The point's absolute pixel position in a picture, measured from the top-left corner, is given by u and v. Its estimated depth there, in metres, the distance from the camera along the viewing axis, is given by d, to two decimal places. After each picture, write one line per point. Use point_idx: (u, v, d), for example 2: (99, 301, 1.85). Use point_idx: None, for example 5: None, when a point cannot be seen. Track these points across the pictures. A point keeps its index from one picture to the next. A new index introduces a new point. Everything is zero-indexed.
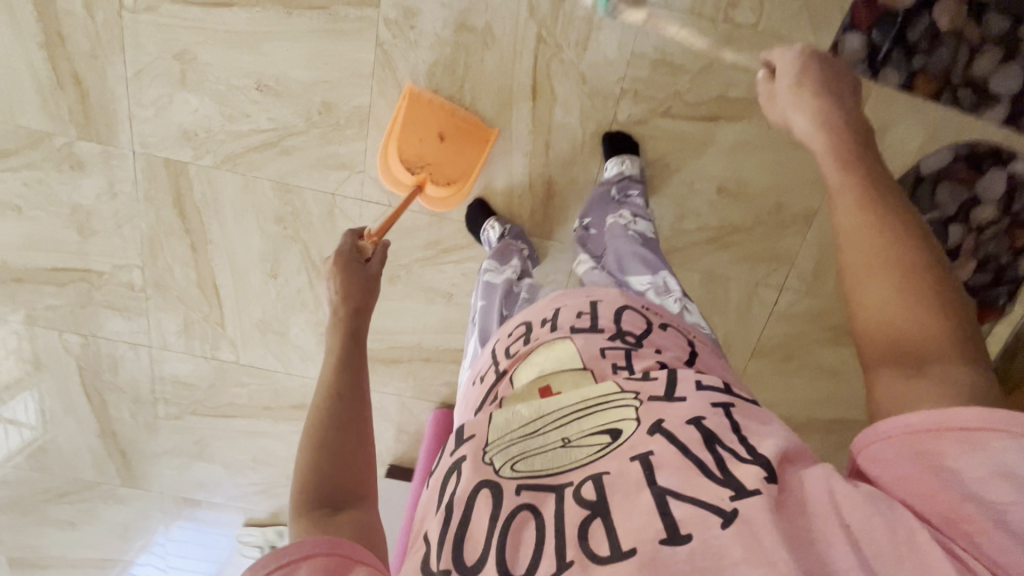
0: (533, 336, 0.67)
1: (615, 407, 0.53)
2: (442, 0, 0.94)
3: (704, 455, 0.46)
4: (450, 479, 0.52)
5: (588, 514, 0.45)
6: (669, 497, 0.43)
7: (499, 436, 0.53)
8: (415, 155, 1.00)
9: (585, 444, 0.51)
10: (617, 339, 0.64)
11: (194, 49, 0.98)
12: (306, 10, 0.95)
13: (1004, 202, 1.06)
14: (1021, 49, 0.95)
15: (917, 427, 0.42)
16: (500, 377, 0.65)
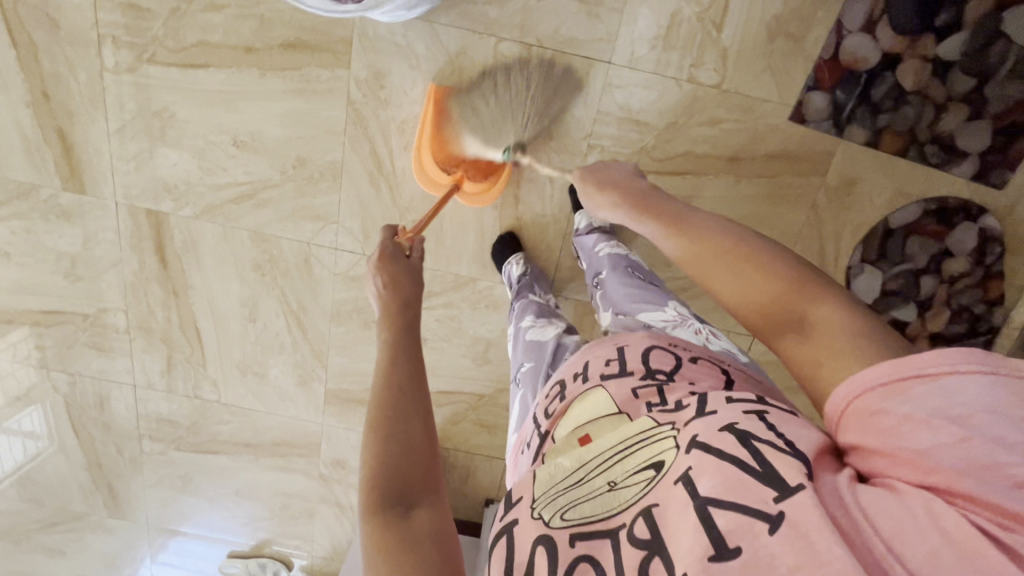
0: (567, 391, 0.59)
1: (657, 442, 0.46)
2: (411, 62, 0.96)
3: (740, 453, 0.40)
4: (502, 539, 0.47)
5: (645, 556, 0.39)
6: (711, 507, 0.38)
7: (543, 492, 0.48)
8: (448, 154, 0.98)
9: (632, 483, 0.45)
10: (649, 377, 0.56)
11: (172, 109, 1.01)
12: (278, 72, 0.98)
13: (975, 254, 1.06)
14: (986, 108, 0.96)
15: (845, 401, 0.43)
16: (543, 439, 0.57)
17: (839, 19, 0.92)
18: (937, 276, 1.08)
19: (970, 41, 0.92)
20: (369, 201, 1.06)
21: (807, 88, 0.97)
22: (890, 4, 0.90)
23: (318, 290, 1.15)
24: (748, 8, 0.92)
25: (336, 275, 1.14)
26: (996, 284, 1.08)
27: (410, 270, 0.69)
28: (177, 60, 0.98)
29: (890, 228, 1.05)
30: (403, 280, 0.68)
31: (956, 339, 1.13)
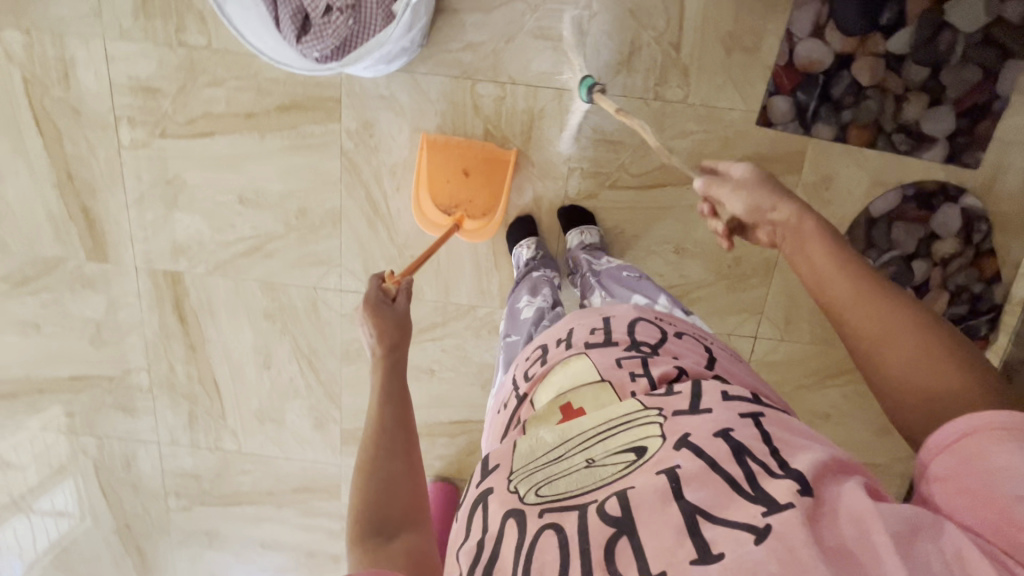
0: (549, 356, 0.65)
1: (641, 427, 0.51)
2: (395, 110, 1.04)
3: (735, 470, 0.44)
4: (476, 510, 0.51)
5: (614, 534, 0.43)
6: (700, 517, 0.42)
7: (522, 464, 0.52)
8: (446, 197, 1.06)
9: (610, 463, 0.49)
10: (632, 349, 0.62)
11: (184, 175, 1.10)
12: (277, 132, 1.06)
13: (963, 234, 1.07)
14: (945, 93, 1.00)
15: (951, 443, 0.44)
16: (521, 401, 0.63)
17: (789, 28, 0.98)
18: (928, 259, 1.09)
19: (918, 34, 0.97)
20: (368, 243, 1.13)
21: (769, 93, 1.02)
22: (834, 9, 0.96)
23: (327, 333, 1.20)
24: (701, 28, 0.99)
25: (343, 316, 1.18)
26: (989, 262, 1.09)
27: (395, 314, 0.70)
28: (186, 132, 1.08)
29: (873, 217, 1.08)
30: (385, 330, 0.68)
31: (959, 322, 1.13)
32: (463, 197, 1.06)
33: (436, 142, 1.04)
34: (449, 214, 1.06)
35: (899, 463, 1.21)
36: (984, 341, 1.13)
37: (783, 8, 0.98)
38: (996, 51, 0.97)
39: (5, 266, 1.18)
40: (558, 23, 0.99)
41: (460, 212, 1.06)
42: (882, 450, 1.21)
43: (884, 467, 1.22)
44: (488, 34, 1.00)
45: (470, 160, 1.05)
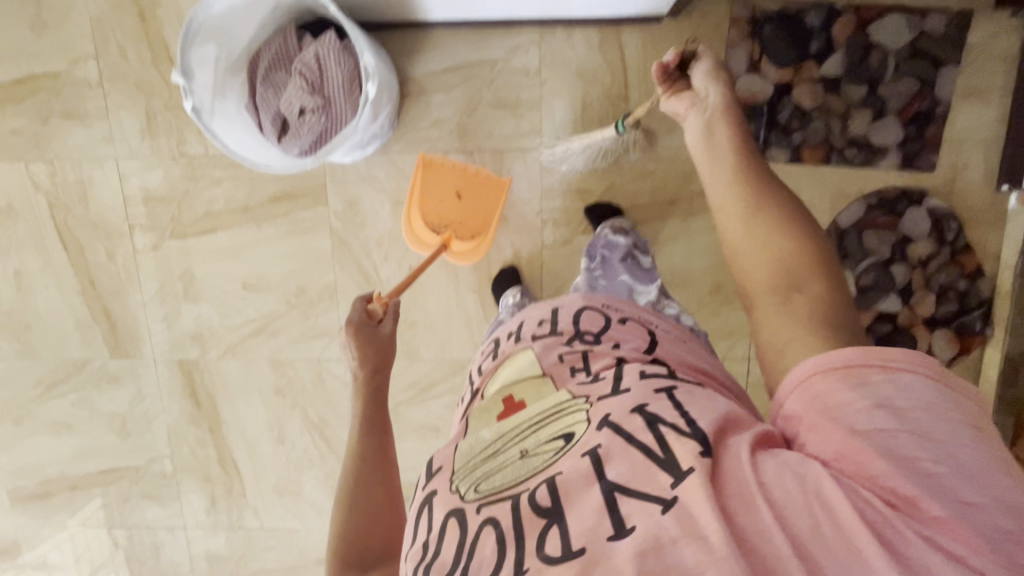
0: (502, 351, 0.75)
1: (573, 415, 0.58)
2: (376, 188, 1.13)
3: (645, 438, 0.50)
4: (423, 512, 0.57)
5: (545, 523, 0.48)
6: (617, 492, 0.47)
7: (465, 460, 0.59)
8: (438, 216, 1.09)
9: (542, 452, 0.55)
10: (574, 341, 0.70)
11: (193, 271, 1.20)
12: (272, 222, 1.16)
13: (936, 234, 1.10)
14: (887, 106, 1.05)
15: (807, 373, 0.50)
16: (475, 394, 0.73)
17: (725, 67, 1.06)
18: (906, 263, 1.11)
19: (849, 56, 1.03)
20: None
21: None
22: (765, 45, 1.04)
23: (334, 401, 1.25)
24: (645, 77, 1.06)
25: (347, 385, 1.24)
26: (968, 258, 1.10)
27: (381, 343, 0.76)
28: (193, 233, 1.18)
29: (842, 229, 1.11)
30: (368, 353, 0.74)
31: (951, 321, 1.13)
32: (455, 218, 1.09)
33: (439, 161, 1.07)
34: (439, 234, 1.09)
35: None
36: (982, 337, 1.13)
37: (718, 50, 1.06)
38: (927, 62, 1.03)
39: (38, 372, 1.28)
40: (513, 92, 1.08)
41: (450, 232, 1.09)
42: None
43: None
44: (451, 109, 1.09)
45: (465, 183, 1.08)
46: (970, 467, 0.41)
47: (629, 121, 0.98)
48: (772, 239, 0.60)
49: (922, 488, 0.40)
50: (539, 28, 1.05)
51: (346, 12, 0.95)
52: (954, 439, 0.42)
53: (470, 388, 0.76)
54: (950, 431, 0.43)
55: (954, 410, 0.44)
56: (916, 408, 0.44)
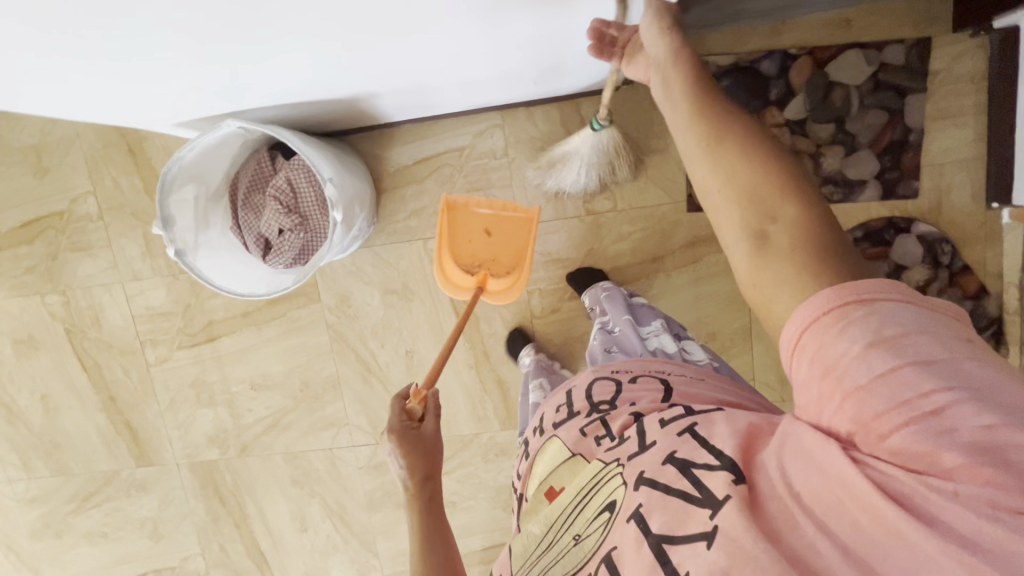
0: (531, 449, 0.75)
1: (609, 482, 0.56)
2: (366, 281, 1.17)
3: (681, 483, 0.48)
4: None
5: None
6: (665, 544, 0.45)
7: (521, 564, 0.59)
8: (470, 256, 1.05)
9: (591, 531, 0.54)
10: (592, 413, 0.69)
11: (204, 377, 1.25)
12: (271, 323, 1.21)
13: (929, 259, 1.06)
14: (858, 139, 1.04)
15: (801, 325, 0.44)
16: (521, 499, 0.73)
17: None
18: None
19: (811, 97, 1.03)
20: (368, 399, 1.22)
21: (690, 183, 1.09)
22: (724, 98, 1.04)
23: (350, 487, 1.28)
24: None
25: (361, 469, 1.26)
26: (969, 279, 1.07)
27: (429, 451, 0.73)
28: (198, 343, 1.24)
29: None
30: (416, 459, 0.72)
31: None
32: (488, 258, 1.05)
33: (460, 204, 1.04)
34: (472, 274, 1.04)
35: None
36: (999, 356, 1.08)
37: None
38: (892, 92, 1.02)
39: (72, 486, 1.34)
40: (483, 175, 1.11)
41: (484, 271, 1.04)
42: None
43: None
44: (425, 198, 1.13)
45: (494, 220, 1.05)
46: (982, 390, 0.37)
47: (601, 116, 0.93)
48: (741, 169, 0.51)
49: (937, 439, 0.37)
50: (499, 112, 1.08)
51: (313, 129, 1.01)
52: (956, 360, 0.39)
53: (517, 493, 0.75)
54: (951, 354, 0.39)
55: (945, 329, 0.40)
56: (911, 337, 0.40)
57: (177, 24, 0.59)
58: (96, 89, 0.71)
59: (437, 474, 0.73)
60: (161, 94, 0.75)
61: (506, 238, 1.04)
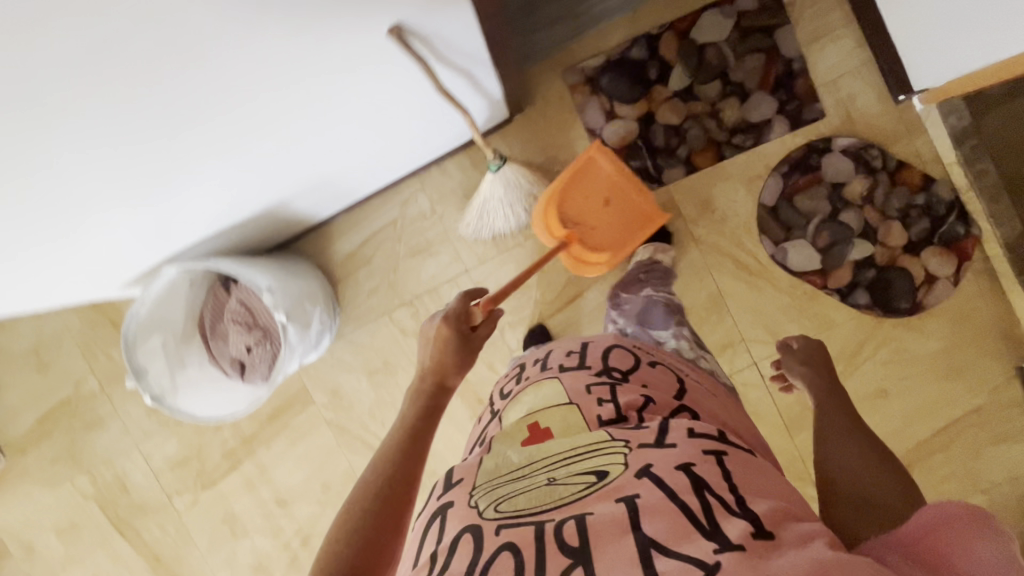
0: (526, 377, 0.75)
1: (608, 452, 0.57)
2: (349, 370, 1.21)
3: (691, 500, 0.50)
4: (433, 522, 0.58)
5: (571, 564, 0.47)
6: (654, 549, 0.46)
7: (486, 480, 0.59)
8: (575, 211, 1.03)
9: (570, 482, 0.55)
10: (603, 375, 0.70)
11: (234, 508, 1.28)
12: (277, 437, 1.25)
13: (863, 168, 1.06)
14: (746, 87, 1.07)
15: (928, 523, 0.46)
16: (494, 416, 0.73)
17: (586, 127, 1.11)
18: (852, 207, 1.08)
19: (687, 65, 1.07)
20: None
21: None
22: (610, 94, 1.09)
23: None
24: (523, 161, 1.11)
25: None
26: (910, 173, 1.06)
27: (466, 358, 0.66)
28: (235, 466, 1.27)
29: (770, 206, 1.09)
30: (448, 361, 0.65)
31: (932, 238, 1.06)
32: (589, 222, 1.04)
33: (603, 162, 1.03)
34: (568, 228, 1.02)
35: (1006, 387, 1.09)
36: (971, 238, 1.05)
37: (571, 116, 1.11)
38: (760, 35, 1.06)
39: None
40: (421, 237, 1.16)
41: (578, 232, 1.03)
42: (960, 393, 1.10)
43: (990, 403, 1.09)
44: (377, 277, 1.18)
45: (617, 192, 1.04)
46: None
47: (490, 157, 0.98)
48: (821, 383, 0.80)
49: None
50: (416, 177, 1.15)
51: (276, 234, 1.08)
52: None
53: (492, 410, 0.76)
54: None
55: None
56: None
57: (92, 203, 0.71)
58: (73, 268, 0.85)
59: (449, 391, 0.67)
60: (107, 259, 0.86)
61: (614, 217, 1.05)
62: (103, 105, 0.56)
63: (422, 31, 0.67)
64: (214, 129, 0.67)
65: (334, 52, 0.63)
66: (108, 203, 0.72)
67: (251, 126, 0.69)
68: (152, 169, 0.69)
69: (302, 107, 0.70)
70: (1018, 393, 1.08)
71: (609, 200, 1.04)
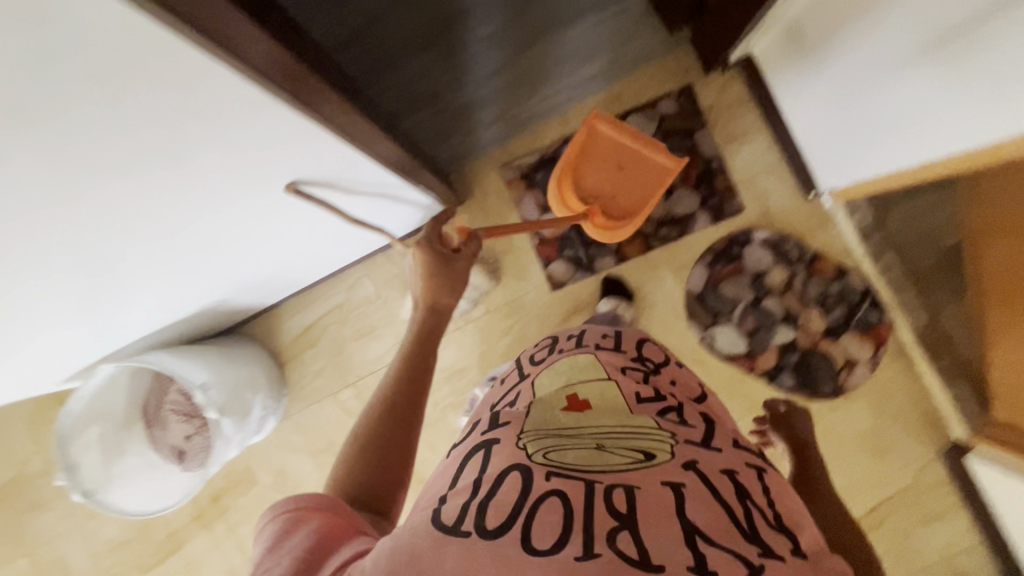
0: (559, 348, 0.72)
1: (654, 437, 0.55)
2: (294, 450, 1.23)
3: (736, 505, 0.48)
4: (474, 455, 0.55)
5: (618, 523, 0.44)
6: (699, 536, 0.44)
7: (535, 428, 0.57)
8: (590, 184, 1.04)
9: (618, 453, 0.53)
10: (638, 363, 0.69)
11: (202, 569, 1.25)
12: (220, 519, 1.25)
13: (780, 258, 1.13)
14: (669, 184, 1.14)
15: None
16: (523, 377, 0.70)
17: (521, 219, 1.17)
18: (773, 294, 1.13)
19: None
20: None
21: (545, 265, 1.18)
22: (544, 189, 1.17)
23: None
24: None
25: None
26: (824, 264, 1.12)
27: (450, 272, 0.80)
28: (206, 526, 1.25)
29: (697, 293, 1.15)
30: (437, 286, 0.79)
31: (849, 325, 1.12)
32: (607, 192, 1.04)
33: (608, 128, 1.04)
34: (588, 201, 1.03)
35: (929, 469, 1.12)
36: (885, 324, 1.11)
37: (508, 208, 1.18)
38: (681, 136, 1.14)
39: None
40: (366, 320, 1.20)
41: (598, 205, 1.03)
42: (887, 473, 1.13)
43: (915, 484, 1.13)
44: (323, 360, 1.21)
45: (627, 156, 1.04)
46: None
47: None
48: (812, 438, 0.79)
49: None
50: (362, 264, 1.20)
51: (223, 321, 1.11)
52: None
53: (519, 373, 0.71)
54: None
55: None
56: None
57: (36, 327, 0.74)
58: (24, 376, 0.88)
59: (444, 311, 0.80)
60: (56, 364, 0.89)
61: (628, 180, 1.04)
62: (25, 260, 0.59)
63: (320, 181, 0.73)
64: (142, 255, 0.69)
65: (251, 192, 0.68)
66: (49, 325, 0.75)
67: (185, 252, 0.74)
68: (85, 294, 0.72)
69: (231, 232, 0.74)
70: (940, 475, 1.12)
71: (621, 164, 1.04)
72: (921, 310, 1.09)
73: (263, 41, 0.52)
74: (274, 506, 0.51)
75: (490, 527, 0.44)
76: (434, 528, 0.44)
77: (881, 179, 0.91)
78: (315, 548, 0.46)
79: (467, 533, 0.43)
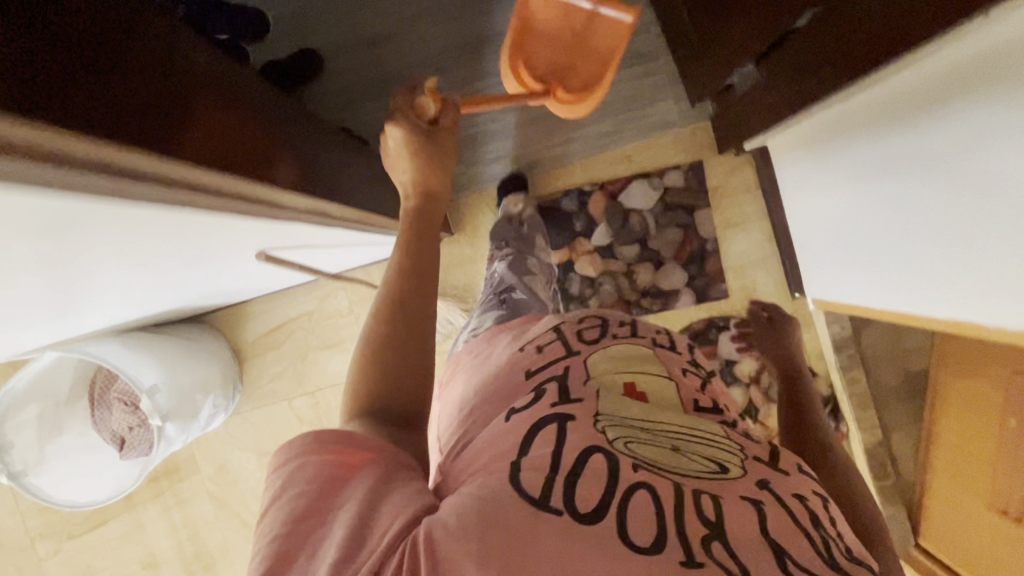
0: (609, 332, 0.56)
1: (727, 444, 0.46)
2: (240, 447, 1.22)
3: (814, 532, 0.39)
4: (543, 429, 0.42)
5: (711, 531, 0.36)
6: (797, 564, 0.36)
7: (610, 409, 0.45)
8: (545, 62, 0.96)
9: (698, 459, 0.43)
10: (693, 368, 0.57)
11: (134, 542, 1.24)
12: (155, 499, 1.24)
13: (754, 351, 1.13)
14: (660, 256, 1.13)
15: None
16: (569, 356, 0.51)
17: None
18: (739, 384, 1.14)
19: (612, 224, 1.13)
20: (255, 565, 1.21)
21: None
22: None
23: None
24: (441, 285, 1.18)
25: None
26: None
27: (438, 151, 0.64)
28: (146, 500, 1.24)
29: None
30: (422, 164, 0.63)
31: None
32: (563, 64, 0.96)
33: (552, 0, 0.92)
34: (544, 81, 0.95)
35: None
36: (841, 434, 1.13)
37: None
38: (681, 212, 1.12)
39: None
40: (334, 332, 1.18)
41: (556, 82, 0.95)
42: None
43: None
44: (284, 363, 1.20)
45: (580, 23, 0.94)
46: None
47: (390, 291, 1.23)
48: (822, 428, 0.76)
49: None
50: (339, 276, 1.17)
51: (185, 314, 1.08)
52: None
53: (562, 346, 0.53)
54: None
55: None
56: None
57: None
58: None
59: (440, 197, 0.64)
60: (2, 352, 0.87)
61: (588, 51, 0.95)
62: None
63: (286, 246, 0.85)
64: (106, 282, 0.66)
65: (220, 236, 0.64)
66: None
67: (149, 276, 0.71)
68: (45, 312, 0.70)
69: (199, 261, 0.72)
70: None
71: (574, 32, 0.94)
72: (876, 429, 1.11)
73: (190, 159, 0.44)
74: (305, 443, 0.39)
75: (582, 511, 0.36)
76: (517, 494, 0.36)
77: (866, 307, 0.90)
78: (369, 499, 0.36)
79: (558, 512, 0.35)
